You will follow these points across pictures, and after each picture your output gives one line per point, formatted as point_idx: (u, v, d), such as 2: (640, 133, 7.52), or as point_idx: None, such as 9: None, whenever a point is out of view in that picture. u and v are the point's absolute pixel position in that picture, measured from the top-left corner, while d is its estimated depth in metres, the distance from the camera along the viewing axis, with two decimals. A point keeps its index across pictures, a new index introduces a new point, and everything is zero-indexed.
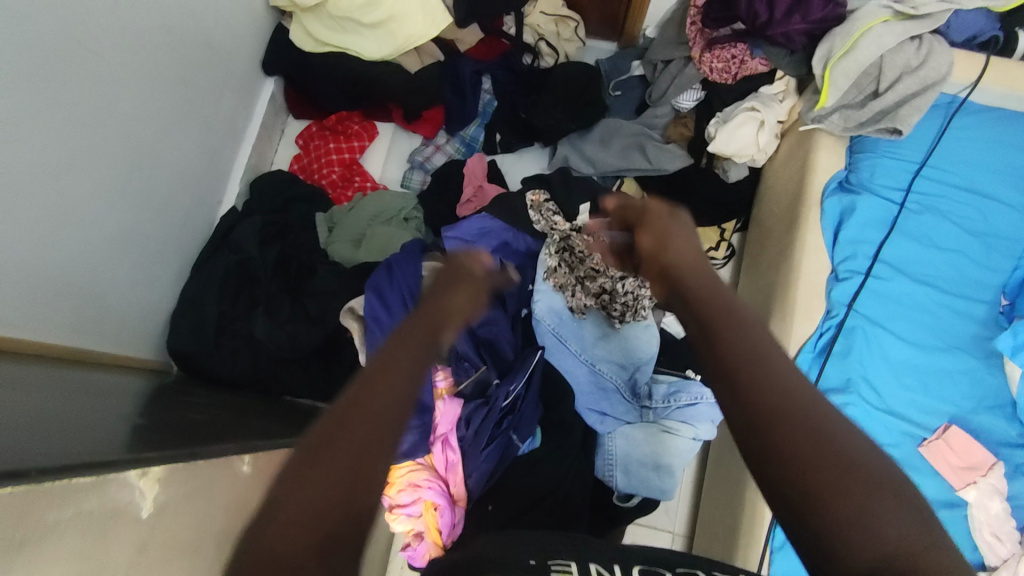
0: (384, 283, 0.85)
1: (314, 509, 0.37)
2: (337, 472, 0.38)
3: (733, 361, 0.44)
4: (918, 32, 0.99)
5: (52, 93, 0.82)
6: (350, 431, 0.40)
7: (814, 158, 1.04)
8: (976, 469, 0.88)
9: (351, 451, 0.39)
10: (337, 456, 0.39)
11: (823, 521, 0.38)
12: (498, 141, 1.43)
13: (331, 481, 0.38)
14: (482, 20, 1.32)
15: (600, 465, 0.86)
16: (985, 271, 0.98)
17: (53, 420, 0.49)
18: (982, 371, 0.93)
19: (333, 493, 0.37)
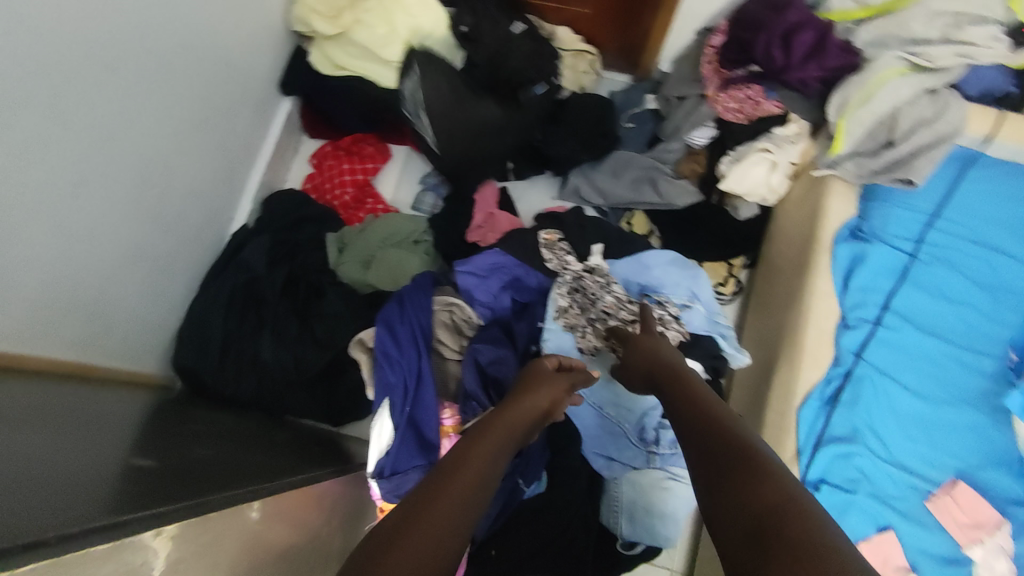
0: (395, 318, 0.85)
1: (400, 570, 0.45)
2: (421, 542, 0.47)
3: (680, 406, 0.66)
4: (933, 85, 1.00)
5: (71, 112, 0.83)
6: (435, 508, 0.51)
7: (826, 204, 1.03)
8: (982, 527, 0.88)
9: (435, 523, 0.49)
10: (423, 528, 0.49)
11: (737, 485, 0.53)
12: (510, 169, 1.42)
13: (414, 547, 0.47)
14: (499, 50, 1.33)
15: (606, 513, 0.89)
16: (994, 325, 0.98)
17: (57, 465, 0.49)
18: (989, 427, 0.93)
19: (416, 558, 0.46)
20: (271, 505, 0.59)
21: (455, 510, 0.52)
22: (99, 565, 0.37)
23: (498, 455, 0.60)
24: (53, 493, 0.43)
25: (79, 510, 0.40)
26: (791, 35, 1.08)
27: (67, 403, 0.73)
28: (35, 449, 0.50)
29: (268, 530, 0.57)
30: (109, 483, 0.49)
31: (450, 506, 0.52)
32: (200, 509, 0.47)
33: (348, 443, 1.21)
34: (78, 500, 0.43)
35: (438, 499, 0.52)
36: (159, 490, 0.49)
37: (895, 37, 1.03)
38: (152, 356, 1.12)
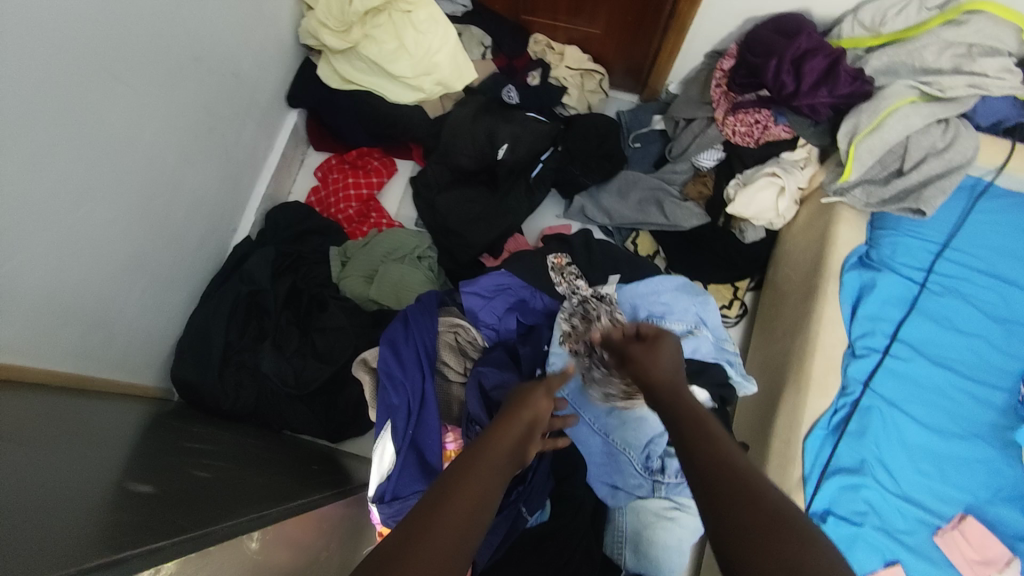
0: (400, 337, 0.84)
1: None
2: None
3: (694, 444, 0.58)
4: (945, 115, 1.00)
5: (77, 121, 0.82)
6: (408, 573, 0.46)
7: (834, 232, 1.03)
8: (993, 564, 0.85)
9: None
10: None
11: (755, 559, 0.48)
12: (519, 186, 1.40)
13: None
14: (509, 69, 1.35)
15: (611, 542, 0.88)
16: (1005, 357, 0.97)
17: (52, 489, 0.48)
18: (999, 462, 0.91)
19: None
20: (271, 532, 0.57)
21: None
22: None
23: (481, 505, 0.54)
24: (47, 524, 0.41)
25: (76, 546, 0.39)
26: (801, 62, 1.08)
27: (63, 418, 0.71)
28: (30, 471, 0.48)
29: (267, 558, 0.56)
30: (105, 510, 0.48)
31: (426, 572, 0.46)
32: (199, 543, 0.46)
33: (345, 460, 1.19)
34: (73, 532, 0.41)
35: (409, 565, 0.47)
36: (156, 520, 0.48)
37: (906, 65, 1.03)
38: (150, 368, 1.11)
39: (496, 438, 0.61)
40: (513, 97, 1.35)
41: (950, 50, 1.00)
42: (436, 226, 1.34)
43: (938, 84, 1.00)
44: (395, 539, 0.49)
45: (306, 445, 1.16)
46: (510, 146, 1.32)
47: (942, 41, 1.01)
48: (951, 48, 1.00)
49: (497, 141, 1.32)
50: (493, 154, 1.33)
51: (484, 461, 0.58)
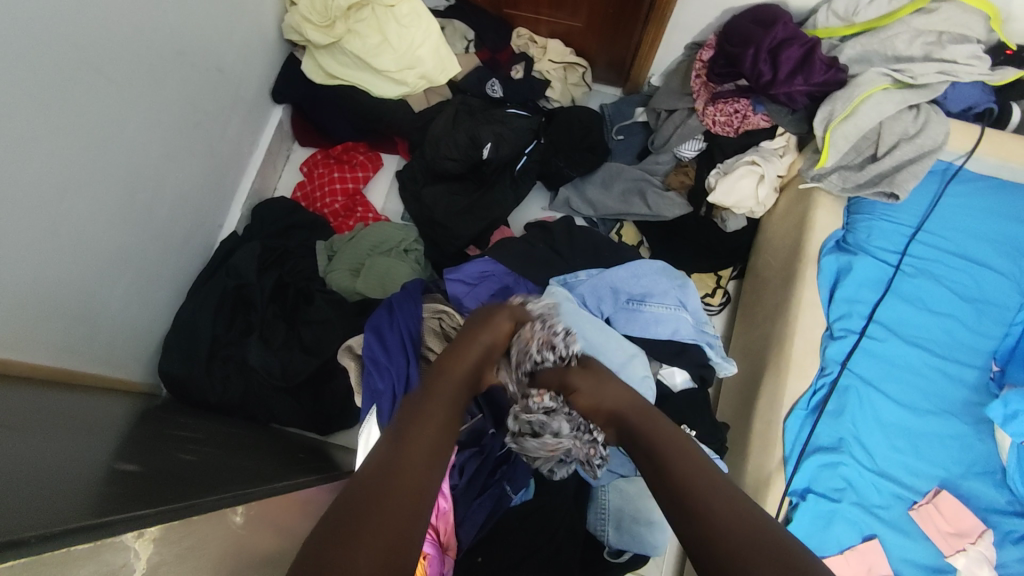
0: (384, 324, 0.85)
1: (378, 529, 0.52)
2: (385, 505, 0.54)
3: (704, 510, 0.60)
4: (917, 101, 1.03)
5: (61, 115, 0.82)
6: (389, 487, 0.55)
7: (812, 217, 1.06)
8: (965, 535, 0.87)
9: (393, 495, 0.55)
10: (385, 500, 0.54)
11: None
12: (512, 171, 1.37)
13: (381, 512, 0.53)
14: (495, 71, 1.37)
15: (593, 520, 0.89)
16: (976, 336, 0.99)
17: (35, 466, 0.48)
18: (971, 437, 0.94)
19: (383, 527, 0.52)
20: (255, 509, 0.58)
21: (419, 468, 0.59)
22: (81, 567, 0.36)
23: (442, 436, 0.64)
24: (27, 495, 0.42)
25: (56, 511, 0.40)
26: (777, 51, 1.10)
27: (49, 407, 0.72)
28: (15, 449, 0.49)
29: (254, 535, 0.57)
30: (90, 485, 0.49)
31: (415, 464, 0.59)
32: (182, 512, 0.47)
33: (334, 452, 1.19)
34: (55, 501, 0.42)
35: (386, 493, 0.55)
36: (140, 493, 0.49)
37: (879, 53, 1.06)
38: (137, 363, 1.11)
39: (433, 400, 0.68)
40: (496, 91, 1.40)
41: (918, 41, 1.03)
42: (423, 219, 1.35)
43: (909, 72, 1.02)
44: (353, 492, 0.55)
45: (294, 437, 1.17)
46: (494, 146, 1.31)
47: (911, 31, 1.04)
48: (918, 39, 1.03)
49: (480, 142, 1.30)
50: (477, 154, 1.32)
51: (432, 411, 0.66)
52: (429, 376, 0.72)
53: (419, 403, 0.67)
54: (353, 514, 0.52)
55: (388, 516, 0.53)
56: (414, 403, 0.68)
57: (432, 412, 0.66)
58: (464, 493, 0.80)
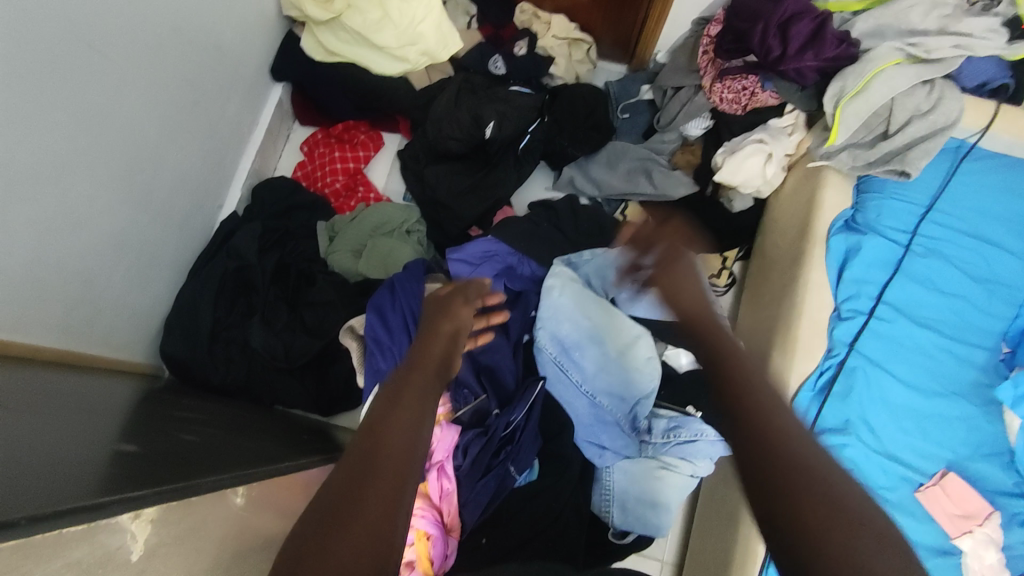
0: (386, 304, 0.85)
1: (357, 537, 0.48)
2: (364, 504, 0.50)
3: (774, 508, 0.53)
4: (930, 77, 1.00)
5: (55, 93, 0.80)
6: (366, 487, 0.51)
7: (820, 196, 1.03)
8: (972, 517, 0.87)
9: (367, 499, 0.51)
10: (362, 499, 0.50)
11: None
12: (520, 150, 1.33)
13: (361, 513, 0.50)
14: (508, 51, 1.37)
15: (598, 500, 0.88)
16: (987, 318, 0.98)
17: (32, 447, 0.48)
18: (980, 419, 0.93)
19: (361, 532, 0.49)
20: (255, 490, 0.58)
21: (397, 459, 0.55)
22: (73, 549, 0.35)
23: (417, 415, 0.60)
24: (22, 477, 0.41)
25: (50, 493, 0.39)
26: (787, 26, 1.07)
27: (49, 388, 0.71)
28: (10, 429, 0.48)
29: (255, 516, 0.56)
30: (88, 466, 0.48)
31: (392, 457, 0.55)
32: (181, 493, 0.46)
33: (338, 433, 1.18)
34: (50, 484, 0.41)
35: (364, 489, 0.51)
36: (137, 474, 0.48)
37: (893, 28, 1.03)
38: (138, 344, 1.10)
39: (405, 394, 0.61)
40: (500, 68, 1.38)
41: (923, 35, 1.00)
42: (425, 198, 1.33)
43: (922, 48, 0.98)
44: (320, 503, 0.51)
45: (296, 419, 1.17)
46: (497, 124, 1.28)
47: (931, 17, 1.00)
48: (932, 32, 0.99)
49: (482, 121, 1.28)
50: (480, 134, 1.29)
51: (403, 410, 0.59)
52: (400, 373, 0.64)
53: (397, 386, 0.62)
54: (331, 523, 0.48)
55: (367, 515, 0.50)
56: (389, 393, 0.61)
57: (408, 405, 0.60)
58: (469, 475, 0.80)
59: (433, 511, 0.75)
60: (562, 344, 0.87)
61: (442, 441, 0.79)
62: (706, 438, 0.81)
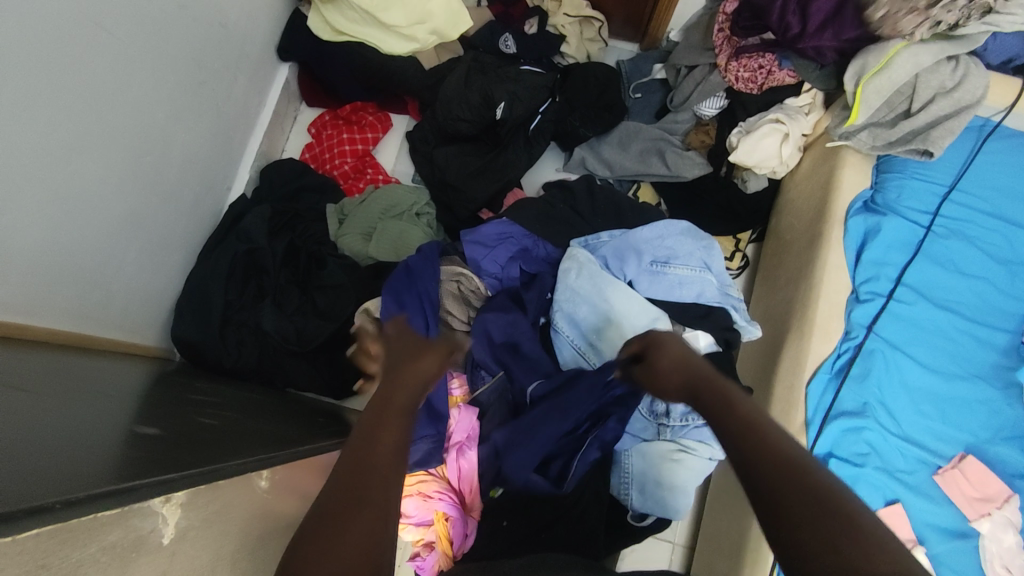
0: (403, 288, 0.84)
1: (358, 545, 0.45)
2: (359, 514, 0.47)
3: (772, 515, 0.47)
4: (955, 53, 0.97)
5: (61, 74, 0.78)
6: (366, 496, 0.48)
7: (839, 176, 1.02)
8: (991, 500, 0.87)
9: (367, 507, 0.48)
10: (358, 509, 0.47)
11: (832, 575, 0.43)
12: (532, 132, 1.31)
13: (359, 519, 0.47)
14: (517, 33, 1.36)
15: (616, 484, 0.88)
16: (1009, 300, 0.97)
17: (54, 431, 0.47)
18: (1000, 402, 0.92)
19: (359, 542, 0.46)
20: (278, 473, 0.58)
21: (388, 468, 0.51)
22: (108, 532, 0.34)
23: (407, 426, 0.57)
24: (46, 460, 0.40)
25: (81, 477, 0.38)
26: (804, 7, 1.01)
27: (65, 372, 0.71)
28: (30, 413, 0.48)
29: (276, 499, 0.56)
30: (111, 449, 0.48)
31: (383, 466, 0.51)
32: (207, 477, 0.45)
33: (351, 416, 1.19)
34: (78, 468, 0.41)
35: (360, 496, 0.48)
36: (161, 458, 0.47)
37: None
38: (150, 327, 1.10)
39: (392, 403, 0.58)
40: (510, 48, 1.34)
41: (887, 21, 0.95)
42: (434, 180, 1.32)
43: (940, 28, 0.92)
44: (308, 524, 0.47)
45: (309, 402, 1.17)
46: (507, 104, 1.27)
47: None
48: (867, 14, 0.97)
49: (494, 101, 1.26)
50: (491, 114, 1.28)
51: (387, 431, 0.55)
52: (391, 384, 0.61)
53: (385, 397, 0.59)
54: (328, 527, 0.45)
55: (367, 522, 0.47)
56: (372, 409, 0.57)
57: (392, 424, 0.56)
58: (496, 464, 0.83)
59: (451, 493, 0.79)
60: (578, 326, 0.86)
61: (461, 423, 0.81)
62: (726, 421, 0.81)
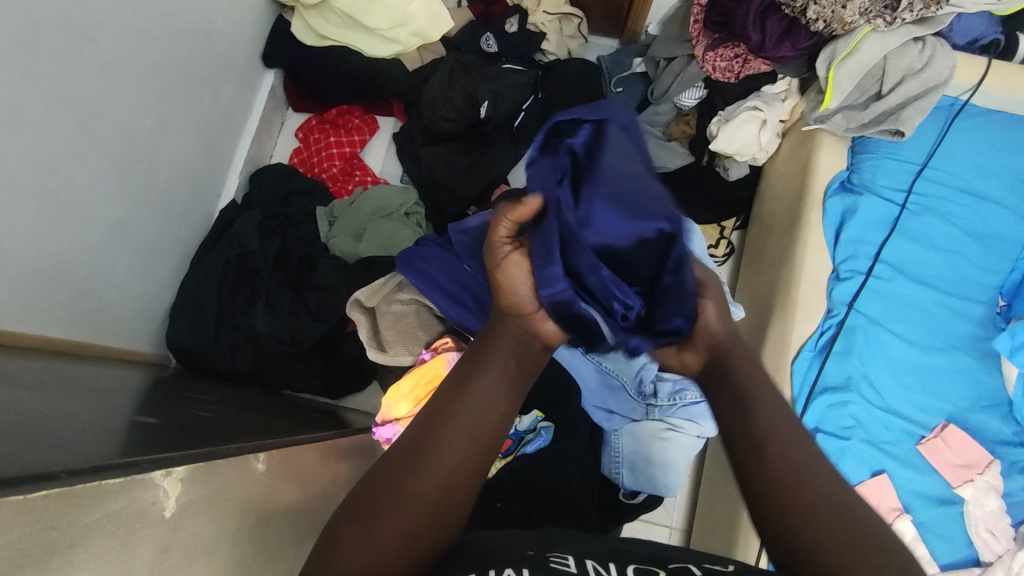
0: (414, 257, 0.91)
1: (384, 552, 0.46)
2: (386, 522, 0.47)
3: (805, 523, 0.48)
4: (922, 34, 0.99)
5: (49, 86, 0.80)
6: (395, 506, 0.48)
7: (816, 160, 1.05)
8: (972, 467, 0.91)
9: (394, 518, 0.47)
10: (386, 514, 0.47)
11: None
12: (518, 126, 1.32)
13: (387, 525, 0.47)
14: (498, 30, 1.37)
15: (607, 463, 0.93)
16: (984, 273, 1.00)
17: (59, 419, 0.49)
18: (978, 371, 0.96)
19: (387, 549, 0.46)
20: (276, 457, 0.60)
21: (436, 480, 0.49)
22: (113, 500, 0.37)
23: (459, 440, 0.51)
24: (53, 441, 0.43)
25: (88, 454, 0.40)
26: (766, 14, 1.07)
27: (62, 374, 0.73)
28: (36, 405, 0.50)
29: (274, 480, 0.58)
30: (116, 433, 0.50)
31: (432, 476, 0.49)
32: (207, 455, 0.48)
33: (347, 414, 1.20)
34: (85, 446, 0.43)
35: (399, 497, 0.48)
36: (165, 441, 0.50)
37: None
38: (145, 334, 1.12)
39: (446, 418, 0.52)
40: (491, 47, 1.35)
41: (834, 26, 0.98)
42: (423, 179, 1.35)
43: (899, 19, 0.95)
44: (360, 498, 0.49)
45: (305, 402, 1.19)
46: (491, 104, 1.29)
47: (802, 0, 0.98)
48: (810, 24, 0.99)
49: (477, 101, 1.28)
50: (475, 114, 1.30)
51: (476, 388, 0.54)
52: (459, 378, 0.55)
53: (442, 410, 0.52)
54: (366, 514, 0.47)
55: (398, 525, 0.47)
56: (460, 374, 0.55)
57: (448, 434, 0.51)
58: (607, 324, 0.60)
59: None
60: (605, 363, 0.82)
61: None
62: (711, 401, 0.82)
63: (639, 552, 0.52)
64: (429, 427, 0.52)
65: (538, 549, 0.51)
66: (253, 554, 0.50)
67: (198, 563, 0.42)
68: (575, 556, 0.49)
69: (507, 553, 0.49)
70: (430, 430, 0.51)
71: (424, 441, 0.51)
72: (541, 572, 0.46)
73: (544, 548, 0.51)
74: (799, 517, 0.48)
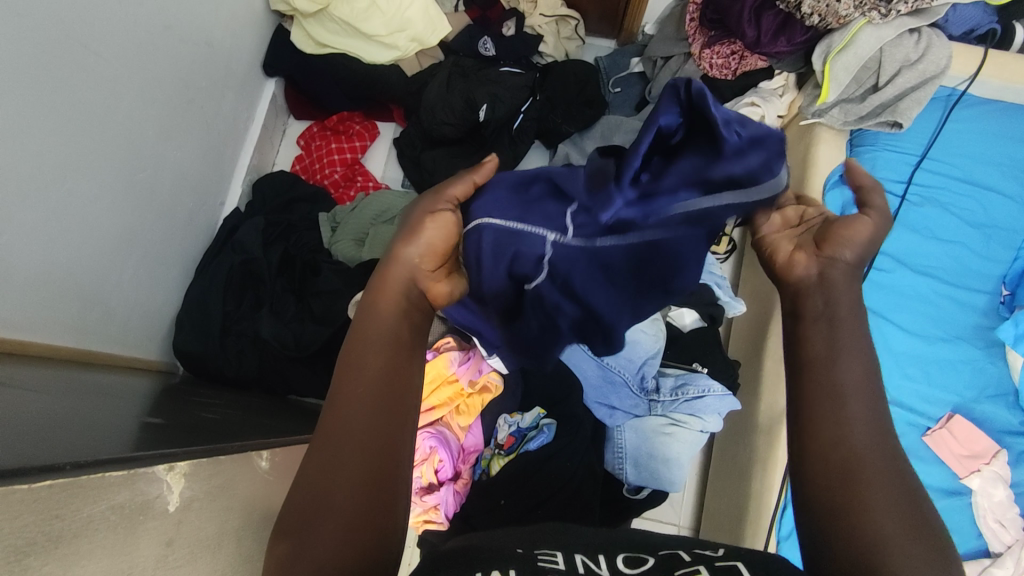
0: None
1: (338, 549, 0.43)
2: (331, 513, 0.44)
3: (841, 518, 0.44)
4: (917, 26, 0.99)
5: (51, 97, 0.81)
6: (332, 498, 0.44)
7: (814, 153, 1.04)
8: (979, 457, 0.91)
9: (337, 508, 0.44)
10: (325, 508, 0.44)
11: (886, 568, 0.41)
12: (518, 130, 1.32)
13: (331, 516, 0.44)
14: (496, 33, 1.37)
15: (611, 458, 0.92)
16: (985, 262, 1.00)
17: (68, 419, 0.50)
18: (983, 361, 0.96)
19: (340, 540, 0.43)
20: (278, 455, 0.61)
21: (358, 449, 0.46)
22: (116, 492, 0.38)
23: (374, 402, 0.48)
24: (61, 437, 0.44)
25: (96, 449, 0.42)
26: (761, 10, 1.08)
27: (71, 380, 0.74)
28: (44, 406, 0.51)
29: (276, 478, 0.59)
30: (123, 432, 0.51)
31: (353, 445, 0.46)
32: (211, 452, 0.49)
33: None
34: (91, 442, 0.44)
35: (328, 486, 0.45)
36: (170, 439, 0.51)
37: None
38: (152, 342, 1.13)
39: (350, 390, 0.48)
40: (489, 50, 1.37)
41: (829, 20, 0.99)
42: (423, 183, 1.36)
43: (894, 10, 0.97)
44: (291, 511, 0.45)
45: (312, 407, 1.19)
46: (489, 106, 1.30)
47: None
48: (806, 18, 1.00)
49: (475, 104, 1.30)
50: (474, 116, 1.31)
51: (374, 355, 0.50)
52: (357, 352, 0.51)
53: (345, 389, 0.49)
54: (302, 524, 0.44)
55: (339, 511, 0.44)
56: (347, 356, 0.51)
57: (360, 405, 0.48)
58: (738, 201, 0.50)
59: (450, 459, 0.87)
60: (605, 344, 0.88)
61: (474, 430, 0.92)
62: (714, 394, 0.85)
63: (637, 544, 0.52)
64: (336, 408, 0.48)
65: (526, 548, 0.50)
66: (256, 551, 0.51)
67: (202, 558, 0.43)
68: (565, 553, 0.49)
69: (497, 551, 0.48)
70: (339, 409, 0.48)
71: (335, 422, 0.47)
72: (529, 571, 0.45)
73: (534, 547, 0.50)
74: (840, 508, 0.45)
